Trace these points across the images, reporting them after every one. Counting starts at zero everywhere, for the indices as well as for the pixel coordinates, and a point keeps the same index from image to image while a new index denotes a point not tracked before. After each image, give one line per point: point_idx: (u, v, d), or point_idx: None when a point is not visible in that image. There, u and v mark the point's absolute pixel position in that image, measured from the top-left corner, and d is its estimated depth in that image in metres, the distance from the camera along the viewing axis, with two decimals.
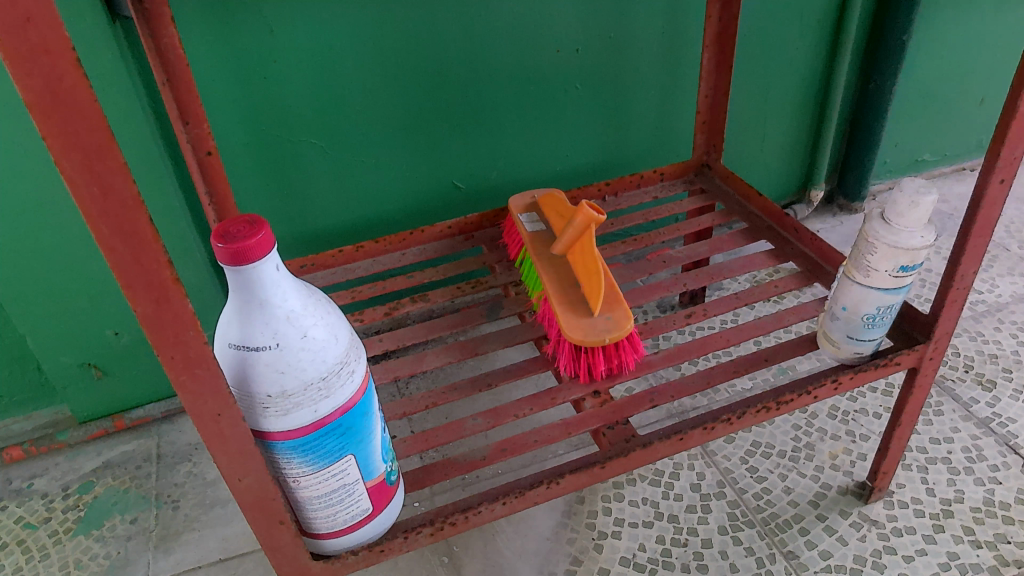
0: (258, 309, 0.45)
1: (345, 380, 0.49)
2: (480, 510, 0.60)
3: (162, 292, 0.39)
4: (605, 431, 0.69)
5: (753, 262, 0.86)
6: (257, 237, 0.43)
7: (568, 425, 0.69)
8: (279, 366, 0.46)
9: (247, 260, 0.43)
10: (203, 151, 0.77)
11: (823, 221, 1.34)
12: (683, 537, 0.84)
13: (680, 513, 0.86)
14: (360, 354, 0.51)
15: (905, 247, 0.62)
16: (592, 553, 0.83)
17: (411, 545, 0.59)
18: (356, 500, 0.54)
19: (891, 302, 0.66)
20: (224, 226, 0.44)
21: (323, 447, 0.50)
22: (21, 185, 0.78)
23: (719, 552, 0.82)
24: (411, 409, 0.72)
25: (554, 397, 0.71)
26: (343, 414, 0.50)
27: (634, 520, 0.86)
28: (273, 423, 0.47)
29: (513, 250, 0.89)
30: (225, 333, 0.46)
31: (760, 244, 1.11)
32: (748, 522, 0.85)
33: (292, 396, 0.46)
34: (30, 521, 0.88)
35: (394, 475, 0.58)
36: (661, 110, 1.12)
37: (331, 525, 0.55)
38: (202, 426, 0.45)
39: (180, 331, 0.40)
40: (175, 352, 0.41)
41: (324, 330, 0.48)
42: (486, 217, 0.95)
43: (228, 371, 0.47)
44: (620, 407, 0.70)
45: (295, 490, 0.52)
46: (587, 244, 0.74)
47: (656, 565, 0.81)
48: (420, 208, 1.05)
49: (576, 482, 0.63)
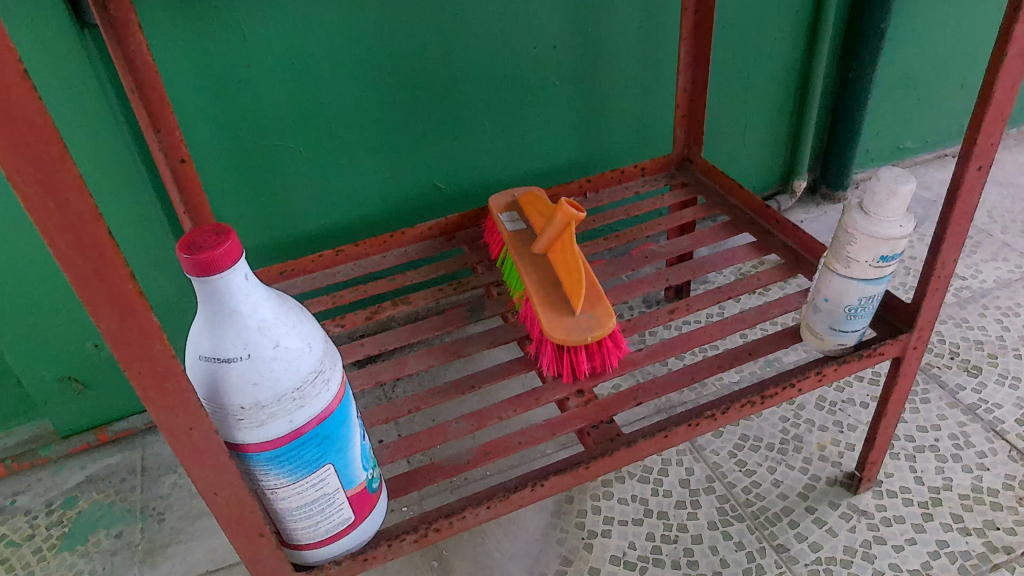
0: (228, 319, 0.45)
1: (321, 389, 0.48)
2: (464, 515, 0.59)
3: (127, 306, 0.38)
4: (589, 431, 0.68)
5: (735, 255, 0.85)
6: (224, 246, 0.42)
7: (552, 425, 0.68)
8: (251, 377, 0.45)
9: (214, 270, 0.43)
10: (177, 159, 0.76)
11: (806, 212, 1.34)
12: (673, 533, 0.84)
13: (670, 510, 0.86)
14: (336, 363, 0.51)
15: (885, 237, 0.61)
16: (582, 553, 0.83)
17: (396, 552, 0.58)
18: (338, 509, 0.54)
19: (873, 293, 0.66)
20: (191, 236, 0.43)
21: (300, 457, 0.49)
22: None
23: (709, 548, 0.82)
24: (395, 414, 0.71)
25: (537, 398, 0.70)
26: (319, 423, 0.49)
27: (623, 518, 0.86)
28: (248, 435, 0.46)
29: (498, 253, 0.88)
30: (196, 345, 0.46)
31: (743, 237, 1.11)
32: (737, 517, 0.85)
33: (266, 407, 0.46)
34: (14, 538, 0.87)
35: (376, 483, 0.57)
36: (640, 105, 1.11)
37: (312, 535, 0.54)
38: (174, 440, 0.44)
39: (147, 345, 0.40)
40: (142, 366, 0.40)
41: (297, 339, 0.47)
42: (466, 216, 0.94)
43: (200, 384, 0.46)
44: (604, 405, 0.69)
45: (275, 502, 0.51)
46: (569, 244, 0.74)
47: (646, 563, 0.81)
48: (402, 209, 1.05)
49: (561, 483, 0.62)
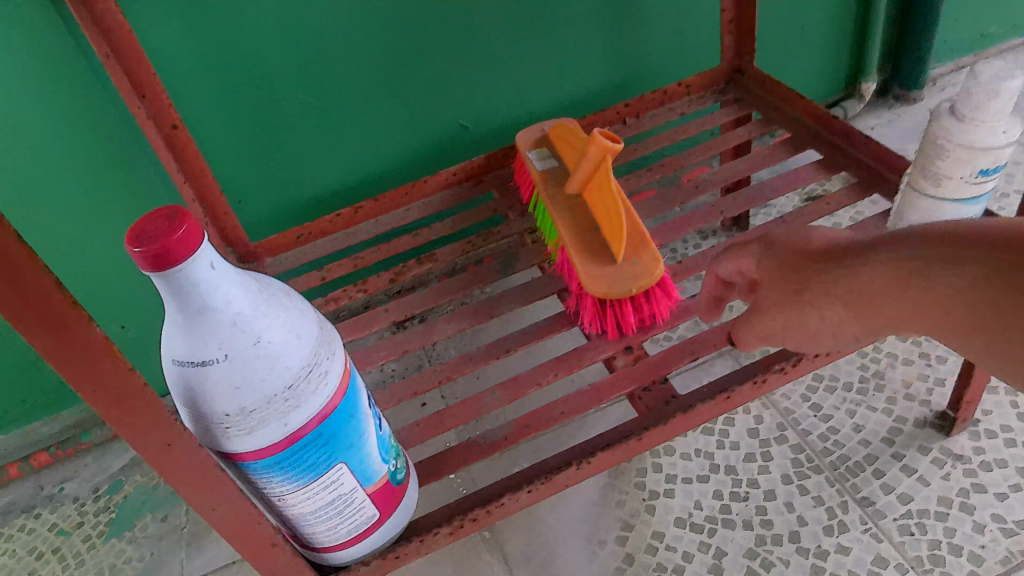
0: (198, 316, 0.38)
1: (317, 384, 0.42)
2: (502, 502, 0.53)
3: (62, 320, 0.32)
4: (640, 395, 0.60)
5: (799, 178, 0.75)
6: (178, 233, 0.35)
7: (598, 390, 0.60)
8: (232, 381, 0.39)
9: (170, 263, 0.36)
10: (168, 125, 0.70)
11: (877, 117, 1.20)
12: (743, 490, 0.76)
13: (738, 465, 0.79)
14: (334, 351, 0.44)
15: (985, 148, 0.51)
16: (644, 516, 0.76)
17: (431, 547, 0.52)
18: (358, 508, 0.48)
19: (970, 214, 0.55)
20: (140, 223, 0.36)
21: (304, 461, 0.43)
22: None
23: (784, 505, 0.75)
24: (425, 387, 0.65)
25: (580, 359, 0.63)
26: (321, 422, 0.43)
27: (687, 475, 0.79)
28: (239, 444, 0.41)
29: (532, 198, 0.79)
30: (167, 347, 0.39)
31: (808, 152, 0.99)
32: (814, 468, 0.77)
33: (254, 412, 0.40)
34: (64, 527, 0.86)
35: (399, 474, 0.51)
36: (680, 14, 0.99)
37: (333, 538, 0.49)
38: (153, 459, 0.38)
39: (95, 360, 0.34)
40: (97, 384, 0.34)
41: (283, 331, 0.41)
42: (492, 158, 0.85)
43: (178, 391, 0.40)
44: (656, 364, 0.61)
45: (285, 508, 0.46)
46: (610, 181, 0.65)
47: (715, 524, 0.74)
48: (426, 155, 0.97)
49: (610, 458, 0.55)
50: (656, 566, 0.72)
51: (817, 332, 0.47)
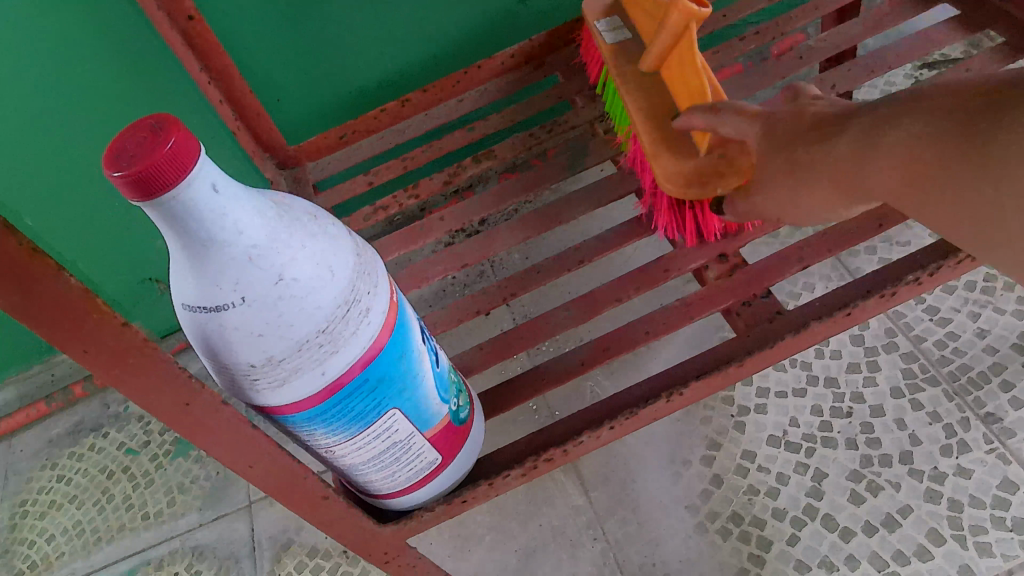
0: (205, 252, 0.31)
1: (358, 324, 0.35)
2: (581, 441, 0.45)
3: (23, 272, 0.25)
4: (739, 312, 0.51)
5: (931, 41, 0.62)
6: (165, 150, 0.28)
7: (688, 307, 0.52)
8: (254, 326, 0.32)
9: (160, 189, 0.28)
10: (185, 17, 0.60)
11: None
12: (846, 405, 0.68)
13: (840, 376, 0.70)
14: (376, 283, 0.37)
15: None
16: (733, 434, 0.69)
17: (501, 489, 0.47)
18: (417, 454, 0.43)
19: None
20: (119, 139, 0.29)
21: (349, 410, 0.37)
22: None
23: (894, 422, 0.66)
24: (488, 305, 0.58)
25: (667, 271, 0.55)
26: (366, 367, 0.36)
27: (781, 389, 0.71)
28: (271, 397, 0.35)
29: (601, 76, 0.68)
30: (176, 287, 0.33)
31: (941, 9, 0.83)
32: (930, 380, 0.68)
33: (285, 361, 0.33)
34: (132, 446, 0.85)
35: (462, 412, 0.45)
36: None
37: (391, 485, 0.43)
38: (172, 420, 0.32)
39: (77, 317, 0.27)
40: (86, 344, 0.28)
41: (311, 264, 0.33)
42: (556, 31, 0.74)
43: (194, 338, 0.34)
44: (757, 274, 0.52)
45: (333, 458, 0.40)
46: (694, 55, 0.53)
47: (814, 443, 0.67)
48: (479, 35, 0.85)
49: (707, 388, 0.47)
50: (747, 489, 0.66)
51: (791, 209, 0.44)
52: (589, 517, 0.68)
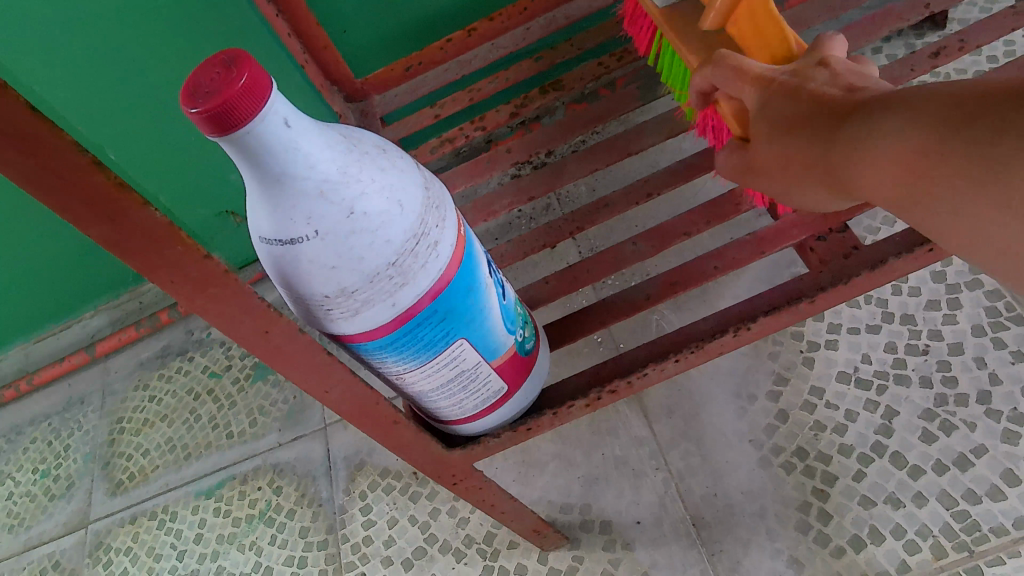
0: (280, 186, 0.32)
1: (427, 258, 0.36)
2: (645, 374, 0.46)
3: (113, 205, 0.26)
4: (813, 246, 0.49)
5: None
6: (238, 87, 0.28)
7: (759, 241, 0.51)
8: (328, 260, 0.33)
9: (235, 124, 0.29)
10: None
11: None
12: (923, 343, 0.66)
13: (918, 313, 0.68)
14: (444, 218, 0.37)
15: None
16: (801, 370, 0.68)
17: (566, 418, 0.47)
18: (484, 383, 0.44)
19: None
20: (194, 75, 0.29)
21: (419, 340, 0.38)
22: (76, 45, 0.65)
23: (974, 360, 0.64)
24: (555, 239, 0.57)
25: (738, 204, 0.53)
26: (435, 299, 0.37)
27: (854, 325, 0.69)
28: (345, 327, 0.36)
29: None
30: (253, 220, 0.34)
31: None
32: (1016, 319, 0.65)
33: (357, 293, 0.34)
34: (215, 370, 0.90)
35: (528, 343, 0.46)
36: None
37: (460, 412, 0.45)
38: (254, 347, 0.34)
39: (165, 250, 0.28)
40: (173, 275, 0.29)
41: (381, 198, 0.34)
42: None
43: (271, 270, 0.35)
44: (834, 207, 0.50)
45: (404, 386, 0.42)
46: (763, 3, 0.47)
47: (886, 381, 0.65)
48: None
49: (776, 324, 0.46)
50: (814, 425, 0.65)
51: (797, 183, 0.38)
52: (652, 448, 0.69)
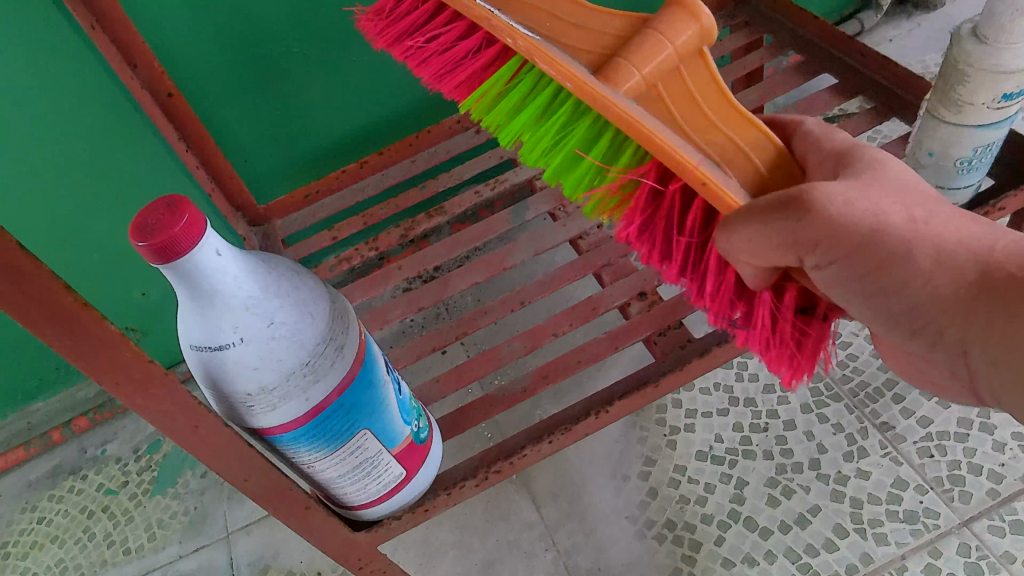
0: (210, 302, 0.39)
1: (334, 358, 0.43)
2: (525, 453, 0.54)
3: (75, 320, 0.32)
4: (656, 340, 0.59)
5: (813, 106, 0.72)
6: (180, 225, 0.35)
7: (614, 338, 0.60)
8: (251, 362, 0.40)
9: (177, 254, 0.36)
10: (164, 93, 0.67)
11: (896, 28, 1.14)
12: (763, 421, 0.77)
13: (758, 396, 0.79)
14: (348, 324, 0.45)
15: (1007, 71, 0.47)
16: (666, 451, 0.78)
17: (459, 498, 0.54)
18: (385, 468, 0.50)
19: (994, 139, 0.52)
20: (141, 216, 0.36)
21: (328, 431, 0.44)
22: None
23: (804, 433, 0.75)
24: (443, 342, 0.65)
25: (595, 307, 0.63)
26: (341, 393, 0.44)
27: (707, 409, 0.80)
28: (263, 420, 0.42)
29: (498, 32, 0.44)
30: (184, 332, 0.40)
31: (827, 75, 0.96)
32: (834, 396, 0.77)
33: (275, 390, 0.41)
34: (111, 487, 0.90)
35: (423, 432, 0.53)
36: None
37: (363, 497, 0.51)
38: (182, 440, 0.40)
39: (113, 354, 0.34)
40: (117, 377, 0.35)
41: (295, 310, 0.41)
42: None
43: (198, 374, 0.41)
44: (672, 309, 0.61)
45: (313, 474, 0.47)
46: (714, 86, 0.38)
47: (735, 456, 0.76)
48: (432, 100, 0.95)
49: (629, 406, 0.55)
50: (679, 498, 0.74)
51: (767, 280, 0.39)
52: (541, 530, 0.75)
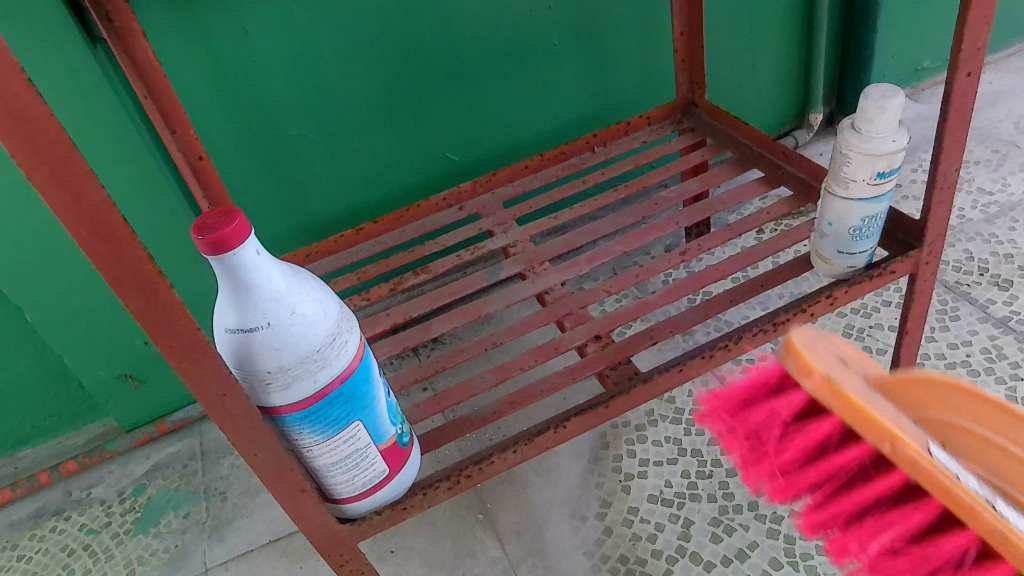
0: (247, 291, 0.48)
1: (340, 350, 0.52)
2: (493, 460, 0.62)
3: (149, 285, 0.41)
4: (609, 373, 0.69)
5: (743, 193, 0.85)
6: (233, 224, 0.45)
7: (573, 371, 0.70)
8: (274, 344, 0.49)
9: (227, 248, 0.46)
10: (195, 156, 0.77)
11: (827, 144, 1.31)
12: (708, 469, 0.86)
13: (703, 447, 0.88)
14: (352, 325, 0.54)
15: (879, 153, 0.61)
16: (621, 494, 0.85)
17: (433, 500, 0.62)
18: (372, 463, 0.58)
19: (876, 211, 0.65)
20: (202, 218, 0.46)
21: (328, 415, 0.53)
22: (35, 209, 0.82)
23: (744, 479, 0.84)
24: (423, 374, 0.74)
25: (557, 346, 0.73)
26: (343, 382, 0.52)
27: (659, 458, 0.88)
28: (277, 397, 0.50)
29: (949, 554, 0.37)
30: (220, 318, 0.49)
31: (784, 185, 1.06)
32: None
33: (291, 369, 0.49)
34: (93, 526, 0.94)
35: (406, 436, 0.61)
36: (642, 54, 1.11)
37: (351, 489, 0.58)
38: (211, 407, 0.48)
39: (173, 320, 0.43)
40: (171, 340, 0.44)
41: (312, 306, 0.51)
42: (767, 386, 0.47)
43: (229, 354, 0.50)
44: (622, 347, 0.71)
45: (311, 459, 0.55)
46: None
47: (683, 498, 0.83)
48: (420, 183, 1.08)
49: (583, 423, 0.64)
50: (631, 535, 0.81)
51: None
52: (504, 564, 0.81)
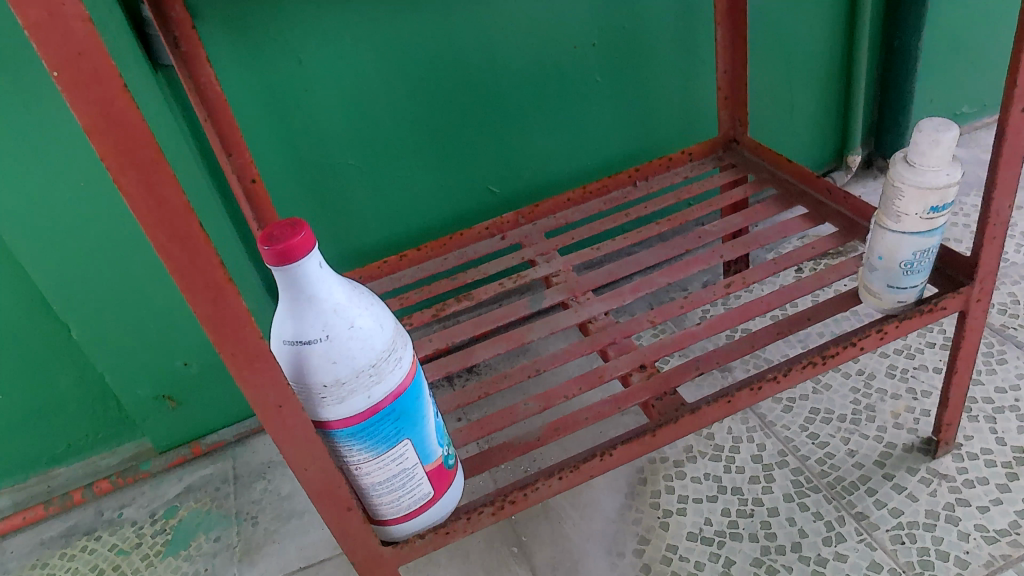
0: (308, 303, 0.48)
1: (394, 366, 0.52)
2: (537, 486, 0.61)
3: (219, 291, 0.42)
4: (654, 403, 0.69)
5: (787, 228, 0.85)
6: (299, 236, 0.46)
7: (617, 400, 0.69)
8: (331, 356, 0.49)
9: (292, 259, 0.46)
10: (248, 179, 0.79)
11: (864, 186, 1.31)
12: (749, 508, 0.84)
13: (744, 485, 0.86)
14: (406, 342, 0.54)
15: (933, 187, 0.60)
16: (659, 531, 0.83)
17: (476, 525, 0.61)
18: (418, 484, 0.57)
19: (928, 245, 0.64)
20: (269, 229, 0.47)
21: (380, 432, 0.52)
22: (90, 228, 0.84)
23: (786, 519, 0.82)
24: (465, 400, 0.74)
25: (601, 375, 0.72)
26: (395, 398, 0.52)
27: (698, 495, 0.86)
28: (331, 411, 0.50)
29: None
30: (280, 330, 0.50)
31: (826, 225, 1.05)
32: (813, 488, 0.84)
33: (346, 384, 0.49)
34: (123, 547, 0.94)
35: (451, 459, 0.60)
36: (682, 93, 1.12)
37: (396, 510, 0.57)
38: (267, 418, 0.48)
39: (238, 327, 0.44)
40: (234, 348, 0.44)
41: (370, 321, 0.51)
42: None
43: (286, 366, 0.50)
44: (667, 377, 0.70)
45: (359, 477, 0.55)
46: None
47: (723, 537, 0.81)
48: (461, 214, 1.09)
49: (629, 452, 0.64)
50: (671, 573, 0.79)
51: None
52: None
